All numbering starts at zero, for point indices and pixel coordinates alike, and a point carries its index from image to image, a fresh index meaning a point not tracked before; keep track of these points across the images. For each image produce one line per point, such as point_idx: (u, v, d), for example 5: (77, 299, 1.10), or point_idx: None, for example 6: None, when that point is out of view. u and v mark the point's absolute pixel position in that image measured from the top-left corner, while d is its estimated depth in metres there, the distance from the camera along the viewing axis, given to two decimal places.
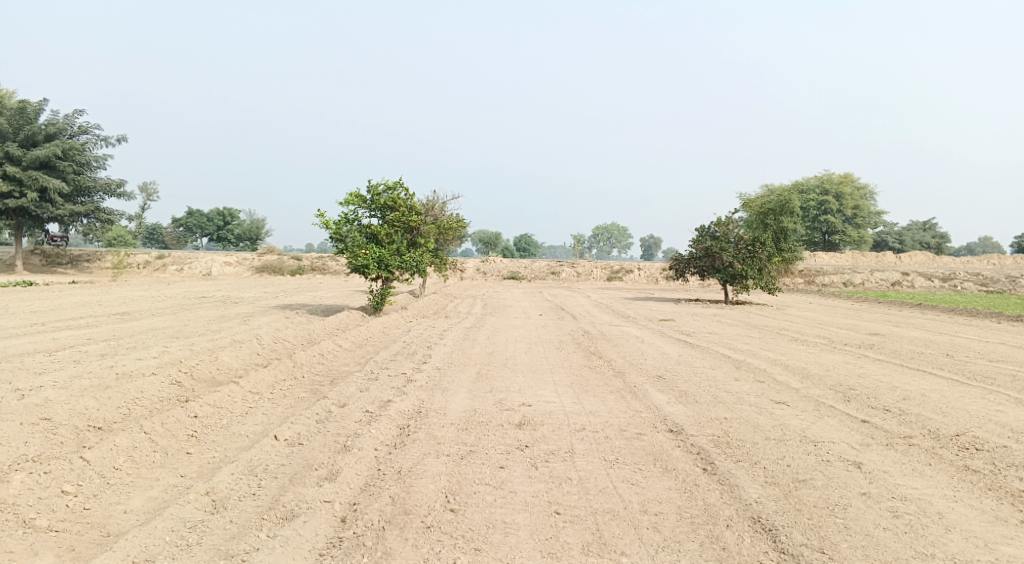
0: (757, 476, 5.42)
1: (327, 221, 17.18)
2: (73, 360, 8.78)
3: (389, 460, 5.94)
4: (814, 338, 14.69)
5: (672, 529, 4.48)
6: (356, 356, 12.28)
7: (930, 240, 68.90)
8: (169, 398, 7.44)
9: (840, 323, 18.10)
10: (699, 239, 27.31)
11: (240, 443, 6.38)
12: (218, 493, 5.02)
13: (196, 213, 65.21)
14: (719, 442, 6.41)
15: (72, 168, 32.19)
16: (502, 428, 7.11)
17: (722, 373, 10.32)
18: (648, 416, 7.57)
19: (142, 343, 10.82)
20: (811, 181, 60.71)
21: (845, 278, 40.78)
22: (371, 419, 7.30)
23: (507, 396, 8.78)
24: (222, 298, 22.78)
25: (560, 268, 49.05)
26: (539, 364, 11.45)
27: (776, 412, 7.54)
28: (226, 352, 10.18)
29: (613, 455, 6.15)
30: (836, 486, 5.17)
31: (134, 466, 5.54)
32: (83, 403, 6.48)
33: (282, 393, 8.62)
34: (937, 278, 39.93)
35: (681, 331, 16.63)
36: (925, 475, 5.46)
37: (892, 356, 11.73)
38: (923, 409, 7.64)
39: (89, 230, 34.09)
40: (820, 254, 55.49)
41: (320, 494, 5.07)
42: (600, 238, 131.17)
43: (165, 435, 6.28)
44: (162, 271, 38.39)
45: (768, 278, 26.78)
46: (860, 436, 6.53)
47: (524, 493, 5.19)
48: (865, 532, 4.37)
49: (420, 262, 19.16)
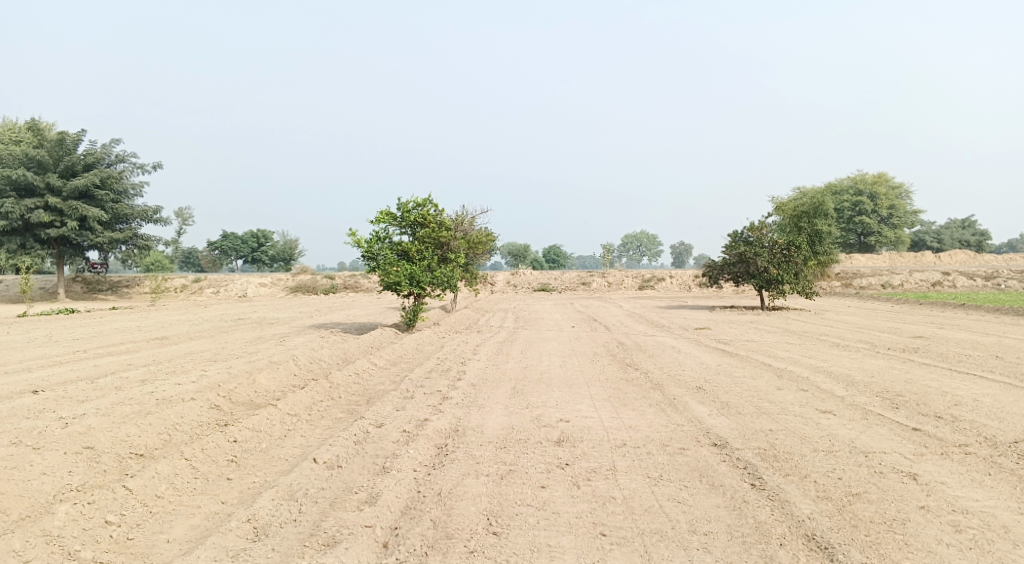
0: (809, 491, 5.20)
1: (358, 240, 17.37)
2: (115, 387, 8.97)
3: (427, 481, 5.88)
4: (856, 343, 14.26)
5: (723, 549, 4.30)
6: (391, 374, 12.32)
7: (971, 237, 66.75)
8: (208, 423, 7.53)
9: (881, 326, 17.57)
10: (732, 245, 26.86)
11: (279, 466, 6.40)
12: (259, 519, 5.02)
13: (231, 236, 66.67)
14: (766, 456, 6.18)
15: (111, 197, 33.29)
16: (540, 445, 7.01)
17: (763, 382, 10.05)
18: (690, 430, 7.37)
19: (181, 367, 11.02)
20: (844, 182, 59.39)
21: (884, 279, 39.67)
22: (408, 439, 7.27)
23: (543, 412, 8.67)
24: (258, 319, 23.17)
25: (590, 279, 48.76)
26: (574, 378, 11.32)
27: (822, 422, 7.27)
28: (263, 374, 10.30)
29: (656, 472, 5.98)
30: (893, 500, 4.92)
31: (176, 494, 5.59)
32: (125, 430, 6.59)
33: (319, 414, 8.66)
34: (982, 276, 38.60)
35: (717, 340, 16.31)
36: (987, 486, 5.17)
37: (941, 359, 11.29)
38: (978, 415, 7.28)
39: (128, 256, 35.13)
40: (855, 256, 54.21)
41: (361, 518, 5.02)
42: (629, 247, 130.60)
43: (205, 460, 6.35)
44: (199, 295, 39.31)
45: (804, 282, 26.17)
46: (914, 445, 6.25)
47: (566, 514, 5.07)
48: (928, 549, 4.13)
49: (451, 278, 19.22)
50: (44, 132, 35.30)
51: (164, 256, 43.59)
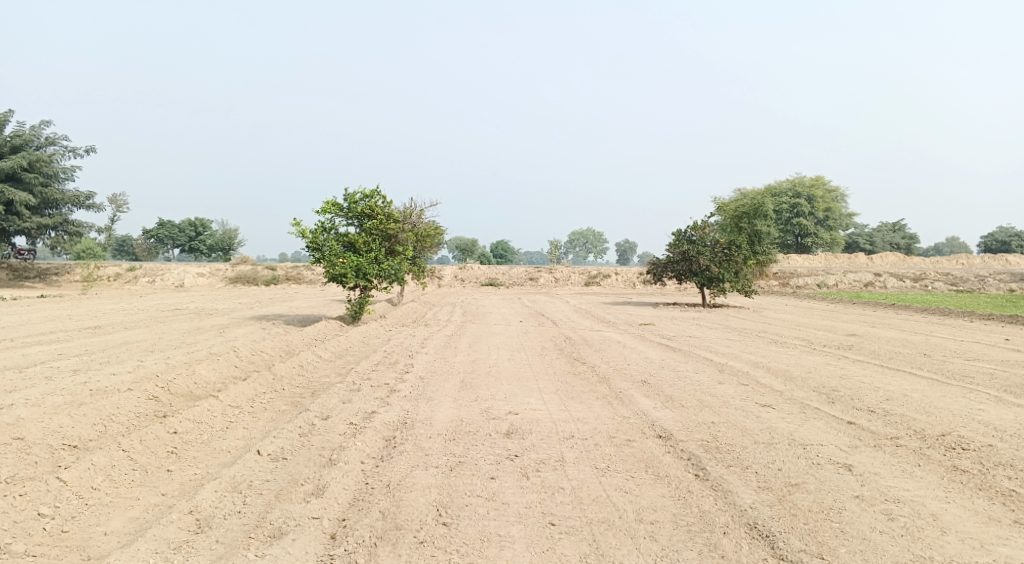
0: (750, 481, 5.40)
1: (303, 230, 16.93)
2: (43, 377, 8.46)
3: (377, 473, 5.80)
4: (793, 340, 14.87)
5: (670, 537, 4.43)
6: (337, 367, 12.08)
7: (900, 241, 70.57)
8: (146, 414, 7.20)
9: (817, 325, 18.40)
10: (676, 243, 27.52)
11: (222, 459, 6.18)
12: (202, 512, 4.84)
13: (168, 224, 63.82)
14: (709, 447, 6.39)
15: (39, 180, 31.34)
16: (490, 437, 7.02)
17: (706, 377, 10.35)
18: (636, 422, 7.54)
19: (116, 357, 10.50)
20: (783, 185, 61.83)
21: (819, 280, 41.51)
22: (356, 432, 7.15)
23: (493, 404, 8.69)
24: (196, 310, 22.30)
25: (538, 275, 49.10)
26: (523, 372, 11.38)
27: (762, 415, 7.57)
28: (204, 366, 9.91)
29: (604, 463, 6.09)
30: (829, 490, 5.17)
31: (113, 486, 5.33)
32: (57, 421, 6.23)
33: (263, 406, 8.41)
34: (908, 278, 40.87)
35: (662, 335, 16.70)
36: (916, 476, 5.50)
37: (872, 356, 11.92)
38: (907, 410, 7.72)
39: (56, 243, 33.17)
40: (793, 256, 56.52)
41: (308, 510, 4.91)
42: (577, 244, 132.35)
43: (144, 452, 6.07)
44: (133, 284, 37.50)
45: (744, 281, 27.10)
46: (848, 438, 6.58)
47: (517, 504, 5.10)
48: (862, 536, 4.37)
49: (399, 271, 18.99)
50: None
51: (95, 244, 41.35)
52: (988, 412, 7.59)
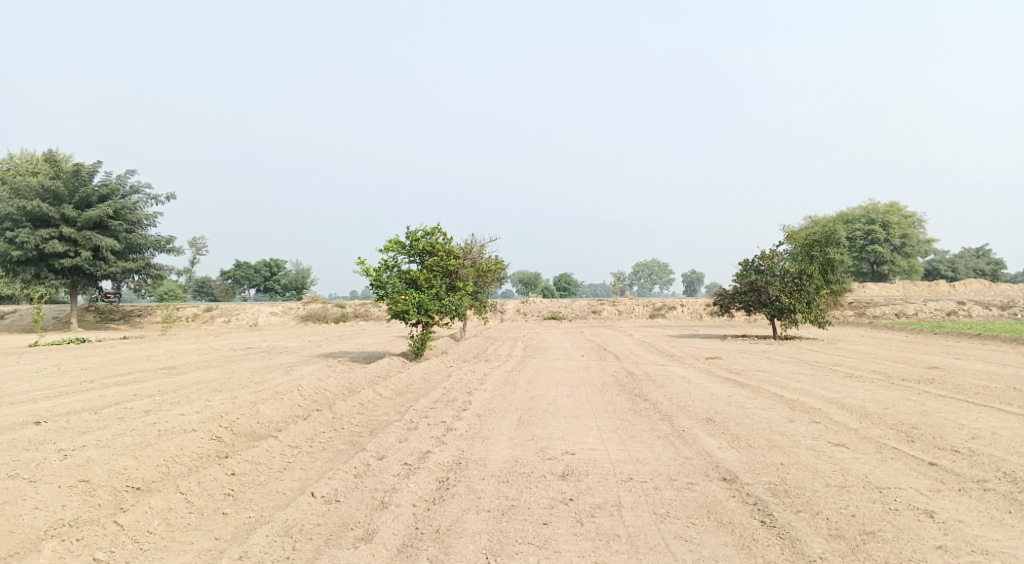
0: (821, 529, 4.97)
1: (367, 268, 17.39)
2: (117, 418, 8.90)
3: (427, 517, 5.72)
4: (870, 373, 13.92)
5: None
6: (396, 405, 12.17)
7: (986, 266, 65.96)
8: (208, 455, 7.43)
9: (895, 357, 17.24)
10: (743, 273, 26.60)
11: (276, 501, 6.27)
12: (251, 557, 4.91)
13: (244, 266, 67.39)
14: (777, 491, 5.96)
15: (124, 227, 33.74)
16: (544, 479, 6.82)
17: (775, 414, 9.78)
18: (699, 463, 7.16)
19: (186, 397, 10.96)
20: (856, 211, 59.15)
21: (898, 309, 39.10)
22: (409, 472, 7.11)
23: (549, 443, 8.48)
24: (267, 348, 23.18)
25: (601, 308, 48.54)
26: (582, 409, 11.08)
27: (835, 456, 7.04)
28: (267, 405, 10.18)
29: (663, 508, 5.77)
30: (908, 539, 4.69)
31: (169, 529, 5.48)
32: (123, 463, 6.51)
33: (320, 446, 8.52)
34: (997, 306, 37.95)
35: (728, 370, 16.01)
36: (1008, 525, 4.92)
37: (956, 391, 11.00)
38: (997, 449, 7.00)
39: (140, 286, 35.50)
40: (869, 285, 53.66)
41: (355, 556, 4.86)
42: (640, 276, 130.75)
43: (201, 494, 6.24)
44: (210, 323, 39.51)
45: (817, 311, 25.83)
46: (929, 481, 6.01)
47: (568, 553, 4.87)
48: None
49: (459, 307, 19.15)
50: (61, 164, 36.08)
51: (176, 285, 43.87)
52: None
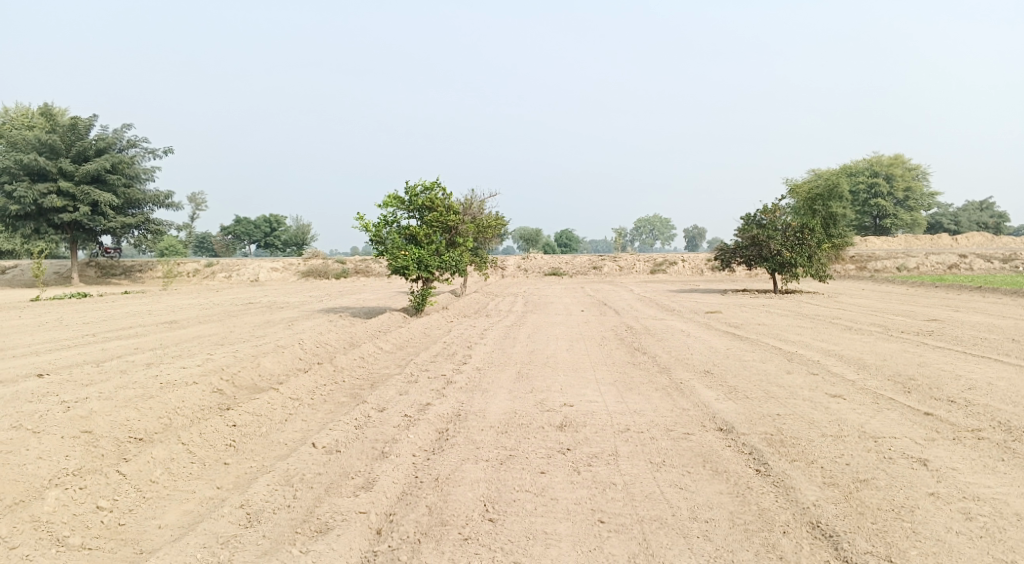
0: (815, 477, 5.04)
1: (366, 223, 17.24)
2: (119, 371, 8.95)
3: (426, 466, 5.79)
4: (869, 326, 13.96)
5: (724, 537, 4.15)
6: (397, 358, 12.25)
7: (990, 219, 65.53)
8: (210, 407, 7.51)
9: (895, 310, 17.28)
10: (745, 228, 26.42)
11: (278, 451, 6.35)
12: (252, 505, 5.00)
13: (244, 221, 67.10)
14: (773, 441, 6.02)
15: (122, 181, 33.41)
16: (542, 430, 6.89)
17: (773, 366, 9.83)
18: (696, 414, 7.23)
19: (188, 351, 11.01)
20: (860, 164, 58.45)
21: (899, 263, 38.99)
22: (409, 424, 7.18)
23: (548, 396, 8.55)
24: (268, 303, 23.26)
25: (601, 263, 48.49)
26: (581, 363, 11.14)
27: (831, 406, 7.09)
28: (267, 359, 10.23)
29: (659, 457, 5.84)
30: (901, 486, 4.74)
31: (171, 479, 5.57)
32: (125, 414, 6.57)
33: (321, 399, 8.59)
34: (999, 259, 37.83)
35: (728, 323, 16.05)
36: (1000, 472, 4.97)
37: (954, 343, 11.03)
38: (992, 400, 7.05)
39: (140, 241, 35.38)
40: (871, 239, 53.42)
41: (355, 504, 4.94)
42: (641, 231, 130.23)
43: (203, 445, 6.32)
44: (211, 279, 39.57)
45: (818, 266, 25.76)
46: (924, 430, 6.06)
47: (565, 500, 4.95)
48: (936, 538, 3.94)
49: (459, 262, 19.08)
50: (57, 117, 35.50)
51: (177, 240, 43.74)
52: None
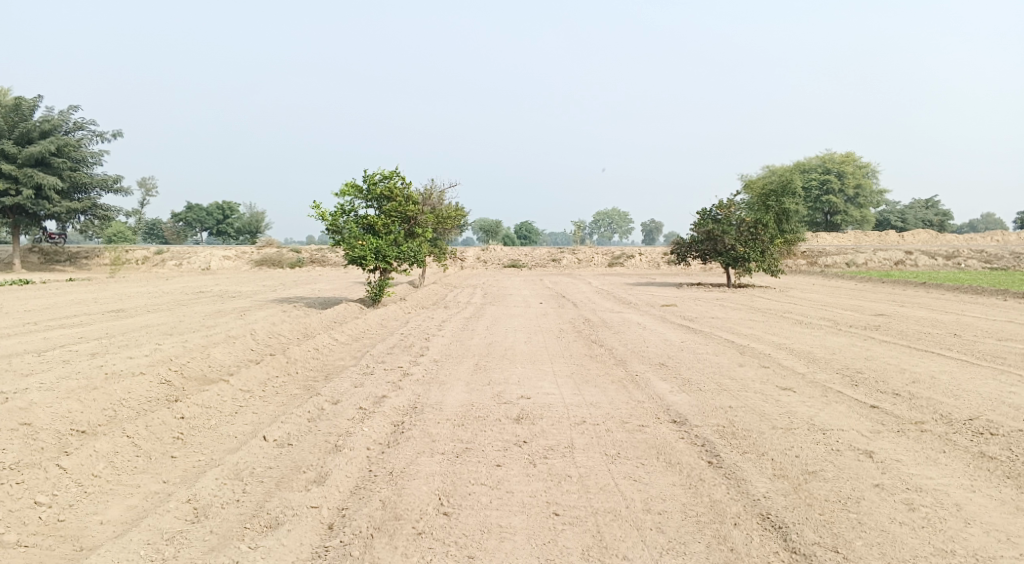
0: (765, 468, 5.16)
1: (323, 212, 16.87)
2: (61, 361, 8.53)
3: (381, 460, 5.69)
4: (819, 320, 14.42)
5: (677, 529, 4.20)
6: (353, 350, 12.04)
7: (934, 218, 68.50)
8: (157, 398, 7.23)
9: (844, 304, 17.90)
10: (701, 222, 26.91)
11: (227, 444, 6.15)
12: (200, 500, 4.82)
13: (196, 208, 65.09)
14: (724, 433, 6.15)
15: (68, 164, 31.85)
16: (499, 423, 6.87)
17: (726, 359, 10.05)
18: (651, 407, 7.32)
19: (135, 341, 10.58)
20: (812, 161, 60.26)
21: (848, 258, 40.39)
22: (364, 417, 7.05)
23: (506, 388, 8.54)
24: (220, 292, 22.56)
25: (561, 256, 48.79)
26: (539, 355, 11.17)
27: (782, 399, 7.29)
28: (218, 349, 9.91)
29: (615, 450, 5.89)
30: (847, 478, 4.90)
31: (115, 473, 5.34)
32: (66, 406, 6.27)
33: (274, 391, 8.37)
34: (941, 256, 39.57)
35: (684, 317, 16.35)
36: (940, 463, 5.17)
37: (899, 337, 11.47)
38: (934, 393, 7.35)
39: (87, 227, 33.83)
40: (822, 234, 55.23)
41: (307, 498, 4.82)
42: (601, 224, 131.48)
43: (149, 438, 6.08)
44: (161, 267, 38.19)
45: (770, 261, 26.49)
46: (870, 423, 6.27)
47: (521, 493, 4.94)
48: (880, 528, 4.07)
49: (418, 253, 18.86)
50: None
51: (125, 226, 42.00)
52: (1020, 395, 7.15)
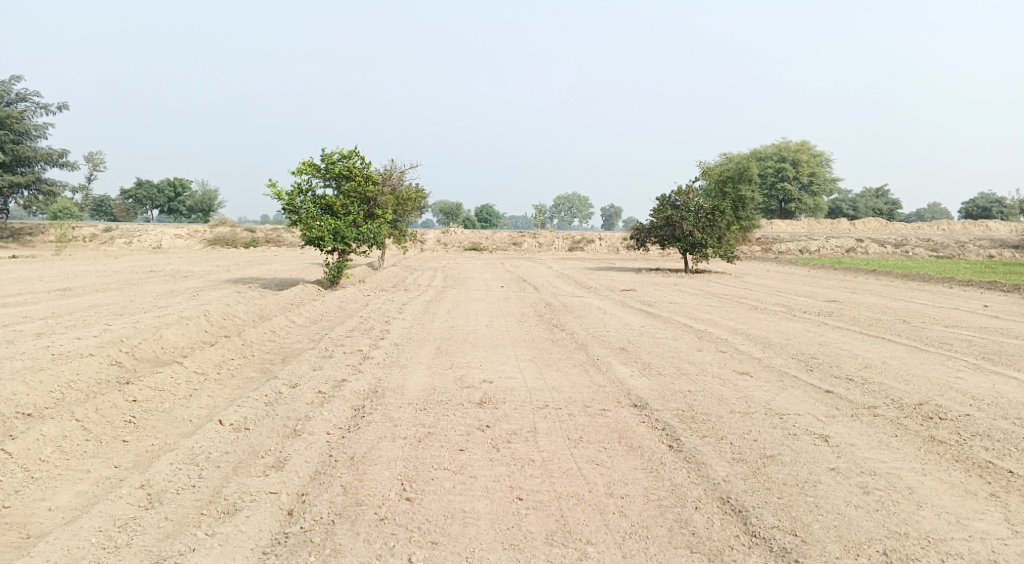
0: (724, 453, 5.27)
1: (279, 191, 16.39)
2: (4, 341, 8.11)
3: (341, 444, 5.58)
4: (773, 306, 14.82)
5: (639, 513, 4.25)
6: (311, 332, 11.79)
7: (883, 206, 71.11)
8: (107, 380, 6.94)
9: (797, 291, 18.45)
10: (660, 208, 27.19)
11: (181, 428, 5.93)
12: (154, 485, 4.64)
13: (146, 184, 62.71)
14: (684, 417, 6.25)
15: (10, 137, 30.11)
16: (462, 407, 6.83)
17: (685, 344, 10.24)
18: (612, 391, 7.40)
19: (83, 320, 10.14)
20: (769, 149, 61.63)
21: (801, 245, 41.64)
22: (324, 401, 6.91)
23: (467, 372, 8.51)
24: (172, 272, 21.79)
25: (522, 240, 48.84)
26: (501, 339, 11.16)
27: (739, 383, 7.47)
28: (171, 330, 9.55)
29: (577, 434, 5.92)
30: (804, 462, 5.04)
31: (64, 458, 5.11)
32: (10, 389, 5.97)
33: (229, 374, 8.11)
34: (890, 245, 41.13)
35: (643, 301, 16.58)
36: (892, 447, 5.37)
37: (851, 323, 11.89)
38: (885, 378, 7.65)
39: (30, 203, 32.13)
40: (777, 222, 56.75)
41: (265, 484, 4.69)
42: (562, 208, 132.06)
43: (100, 421, 5.83)
44: (110, 245, 36.66)
45: (726, 247, 27.08)
46: (825, 407, 6.47)
47: (484, 478, 4.92)
48: (836, 511, 4.19)
49: (378, 234, 18.54)
50: None
51: (71, 203, 40.08)
52: (966, 380, 7.49)
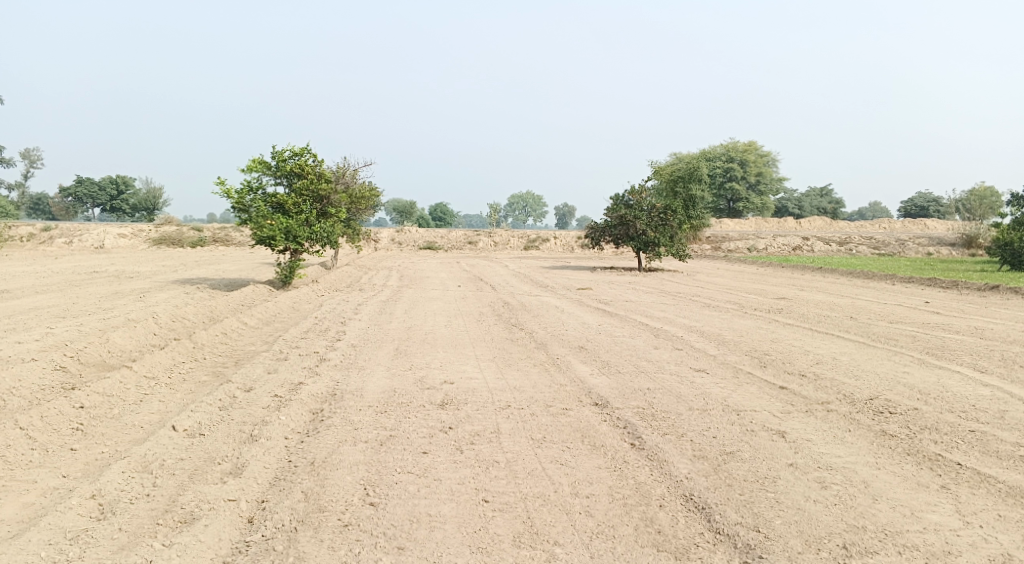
0: (686, 450, 5.37)
1: (227, 189, 15.89)
2: None
3: (301, 449, 5.44)
4: (726, 303, 15.23)
5: (606, 513, 4.28)
6: (264, 334, 11.46)
7: (826, 205, 74.09)
8: (52, 386, 6.60)
9: (748, 288, 18.99)
10: (613, 207, 27.45)
11: (133, 435, 5.68)
12: (106, 495, 4.43)
13: (87, 181, 60.01)
14: (645, 415, 6.34)
15: None
16: (423, 409, 6.75)
17: (642, 342, 10.40)
18: (573, 390, 7.45)
19: (22, 323, 9.62)
20: (718, 149, 63.38)
21: (750, 244, 42.96)
22: (281, 405, 6.72)
23: (427, 373, 8.42)
24: (115, 272, 20.88)
25: (478, 239, 48.80)
26: (460, 339, 11.09)
27: (696, 380, 7.64)
28: (117, 333, 9.12)
29: (540, 434, 5.94)
30: (763, 458, 5.18)
31: (7, 468, 4.83)
32: None
33: (181, 378, 7.81)
34: (835, 243, 42.86)
35: (600, 300, 16.77)
36: (846, 442, 5.58)
37: (801, 320, 12.32)
38: (836, 373, 7.96)
39: None
40: (726, 221, 58.45)
41: (223, 492, 4.53)
42: (517, 207, 132.56)
43: (45, 429, 5.54)
44: (48, 245, 34.89)
45: (678, 245, 27.66)
46: (781, 404, 6.68)
47: (449, 481, 4.87)
48: (796, 507, 4.32)
49: (331, 234, 18.17)
50: None
51: (6, 202, 37.94)
52: (911, 375, 7.86)
